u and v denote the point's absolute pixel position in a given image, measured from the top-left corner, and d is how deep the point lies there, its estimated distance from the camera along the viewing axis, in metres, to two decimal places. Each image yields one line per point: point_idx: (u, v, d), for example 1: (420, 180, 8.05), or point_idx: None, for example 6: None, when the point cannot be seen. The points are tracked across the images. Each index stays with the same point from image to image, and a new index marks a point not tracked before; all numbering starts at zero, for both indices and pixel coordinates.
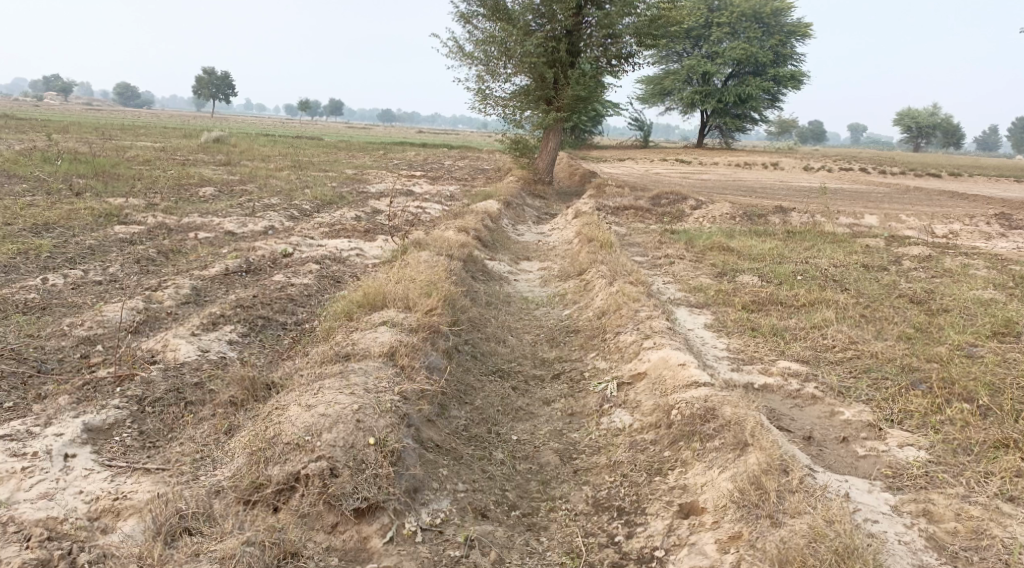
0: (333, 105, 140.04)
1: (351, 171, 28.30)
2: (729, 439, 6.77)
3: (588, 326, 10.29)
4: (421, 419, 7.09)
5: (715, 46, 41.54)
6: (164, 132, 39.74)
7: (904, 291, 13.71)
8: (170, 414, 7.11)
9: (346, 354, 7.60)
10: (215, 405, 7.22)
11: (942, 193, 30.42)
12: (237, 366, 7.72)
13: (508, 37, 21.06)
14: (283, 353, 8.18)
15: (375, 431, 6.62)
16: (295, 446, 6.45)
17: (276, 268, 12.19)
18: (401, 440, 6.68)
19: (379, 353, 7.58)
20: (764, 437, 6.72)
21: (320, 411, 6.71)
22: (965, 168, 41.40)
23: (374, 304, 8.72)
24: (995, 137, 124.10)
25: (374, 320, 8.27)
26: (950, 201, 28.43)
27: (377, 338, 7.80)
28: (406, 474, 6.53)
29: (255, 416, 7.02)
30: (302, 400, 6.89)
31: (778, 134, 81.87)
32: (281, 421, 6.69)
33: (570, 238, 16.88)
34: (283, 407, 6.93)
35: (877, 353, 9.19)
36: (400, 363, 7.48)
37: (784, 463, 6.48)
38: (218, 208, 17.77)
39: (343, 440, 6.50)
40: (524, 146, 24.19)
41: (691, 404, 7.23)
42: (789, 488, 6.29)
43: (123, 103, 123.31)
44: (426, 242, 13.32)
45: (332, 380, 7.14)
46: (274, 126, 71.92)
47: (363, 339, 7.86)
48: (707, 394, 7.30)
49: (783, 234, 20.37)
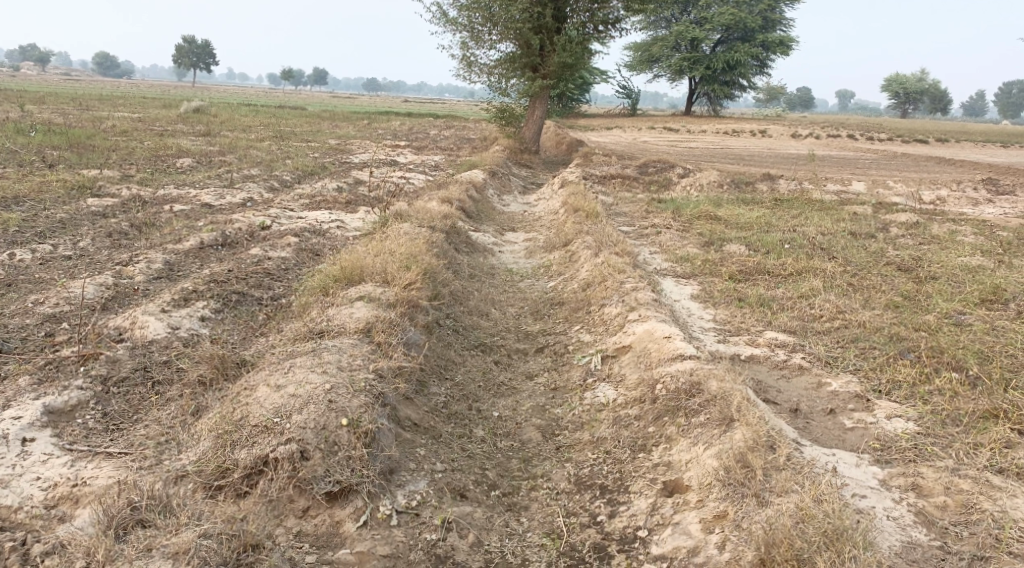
0: (318, 75, 138.50)
1: (334, 141, 27.93)
2: (715, 415, 6.62)
3: (573, 298, 10.12)
4: (398, 398, 6.93)
5: (703, 12, 41.04)
6: (144, 103, 39.18)
7: (892, 258, 13.57)
8: (136, 395, 6.92)
9: (320, 331, 7.41)
10: (183, 385, 7.02)
11: (929, 159, 30.26)
12: (208, 344, 7.54)
13: (492, 3, 20.68)
14: (256, 330, 7.99)
15: (348, 412, 6.45)
16: (263, 429, 6.27)
17: (253, 241, 11.96)
18: (376, 421, 6.51)
19: (354, 329, 7.39)
20: (750, 410, 6.57)
21: (289, 391, 6.56)
22: (953, 133, 41.27)
23: (351, 278, 8.52)
24: (983, 103, 124.00)
25: (351, 295, 8.07)
26: (938, 167, 28.30)
27: (353, 314, 7.61)
28: (381, 455, 6.37)
29: (223, 396, 6.83)
30: (272, 380, 6.72)
31: (766, 102, 81.48)
32: (248, 403, 6.54)
33: (556, 208, 16.67)
34: (251, 388, 6.76)
35: (865, 321, 9.06)
36: (376, 340, 7.29)
37: (771, 439, 6.34)
38: (196, 179, 17.47)
39: (314, 421, 6.32)
40: (510, 114, 23.85)
41: (676, 378, 7.09)
42: (776, 465, 6.15)
43: (104, 74, 121.63)
44: (407, 213, 13.09)
45: (305, 358, 6.96)
46: (258, 96, 71.07)
47: (338, 316, 7.67)
48: (692, 368, 7.15)
49: (771, 202, 20.21)
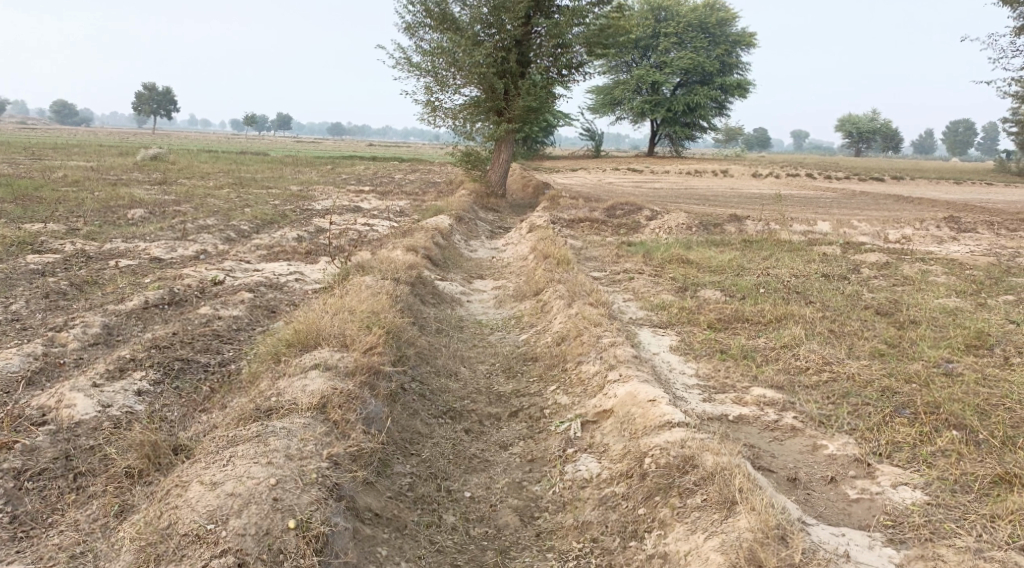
0: (281, 119, 137.92)
1: (296, 187, 27.29)
2: (714, 497, 6.02)
3: (546, 355, 9.52)
4: (356, 486, 6.25)
5: (663, 55, 41.22)
6: (101, 151, 38.25)
7: (869, 301, 13.18)
8: (55, 490, 6.24)
9: (269, 409, 6.72)
10: (109, 478, 6.36)
11: (890, 196, 30.34)
12: (142, 426, 6.85)
13: (455, 48, 20.32)
14: (198, 405, 7.32)
15: (296, 511, 5.78)
16: (194, 539, 5.59)
17: (203, 298, 11.28)
18: (329, 520, 5.84)
19: (308, 405, 6.71)
20: (752, 492, 6.00)
21: (226, 490, 5.82)
22: (910, 170, 41.74)
23: (306, 344, 7.85)
24: (934, 139, 126.80)
25: (305, 363, 7.39)
26: (900, 205, 28.33)
27: (306, 386, 6.92)
28: (335, 562, 5.72)
29: (152, 494, 6.15)
30: (208, 473, 6.02)
31: (727, 141, 82.35)
32: (179, 506, 5.80)
33: (524, 254, 16.14)
34: (185, 483, 6.02)
35: (854, 373, 8.55)
36: (331, 418, 6.62)
37: (781, 530, 5.77)
38: (148, 231, 16.73)
39: (254, 527, 5.64)
40: (475, 158, 23.40)
41: (666, 452, 6.49)
42: (791, 563, 5.58)
43: (62, 122, 120.03)
44: (369, 265, 12.46)
45: (249, 443, 6.27)
46: (218, 142, 70.28)
47: (289, 388, 6.99)
48: (683, 439, 6.55)
49: (740, 244, 19.88)
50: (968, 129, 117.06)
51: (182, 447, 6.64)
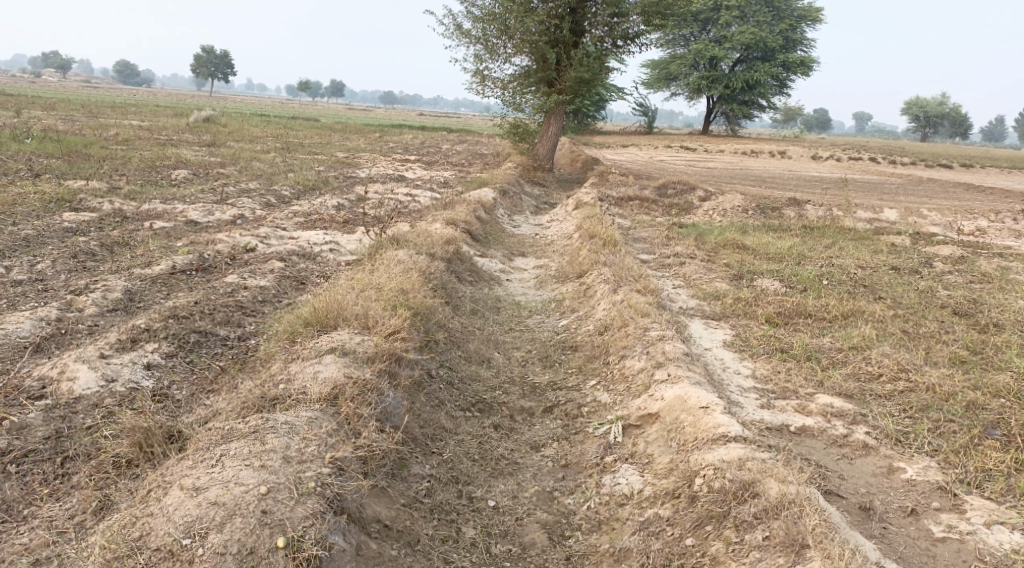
0: (335, 86, 138.03)
1: (342, 154, 26.72)
2: (779, 538, 5.37)
3: (587, 345, 8.79)
4: (364, 494, 5.72)
5: (724, 30, 39.75)
6: (156, 111, 38.10)
7: (942, 300, 12.17)
8: (38, 477, 5.79)
9: (273, 399, 6.18)
10: (96, 467, 5.86)
11: (958, 185, 28.83)
12: (140, 408, 6.32)
13: (507, 14, 19.45)
14: (206, 385, 6.73)
15: (288, 528, 5.28)
16: (166, 556, 5.13)
17: (233, 265, 10.73)
18: (325, 538, 5.32)
19: (317, 397, 6.16)
20: (826, 535, 5.35)
21: (209, 499, 5.34)
22: (981, 158, 39.82)
23: (324, 322, 7.21)
24: (1002, 128, 122.28)
25: (320, 345, 6.79)
26: (970, 194, 26.86)
27: (317, 375, 6.35)
28: None
29: (134, 493, 5.65)
30: (191, 477, 5.52)
31: (785, 122, 80.04)
32: (153, 514, 5.35)
33: (570, 231, 15.37)
34: (166, 485, 5.56)
35: (932, 384, 7.69)
36: (340, 412, 6.06)
37: None
38: (187, 192, 16.27)
39: (236, 544, 5.16)
40: (524, 130, 22.55)
41: (720, 475, 5.81)
42: None
43: (123, 81, 121.43)
44: (405, 237, 11.81)
45: (244, 441, 5.74)
46: (271, 107, 70.27)
47: (300, 375, 6.44)
48: (740, 459, 5.88)
49: (800, 230, 18.86)
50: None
51: (177, 435, 6.08)
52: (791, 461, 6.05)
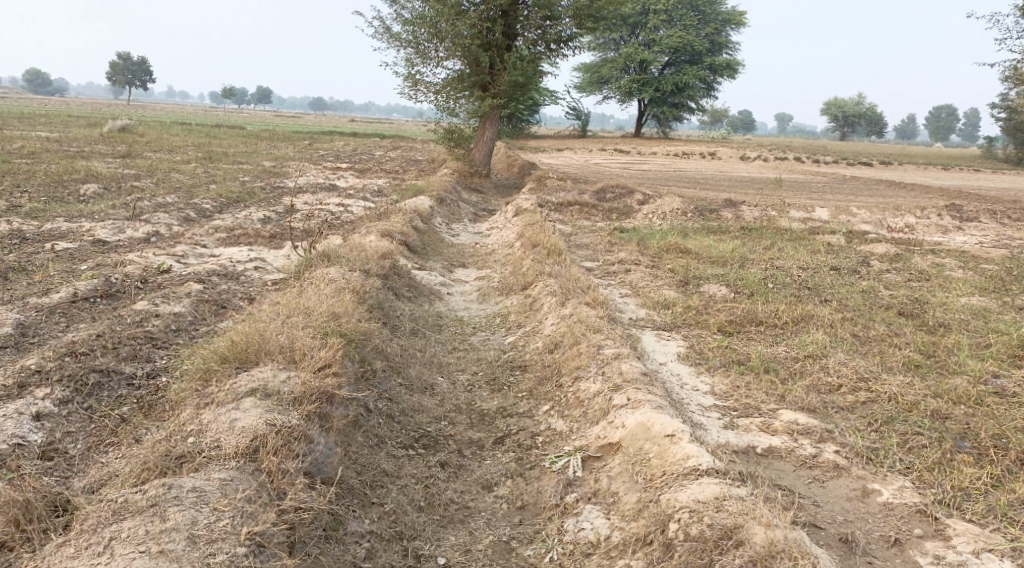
0: (261, 93, 135.24)
1: (269, 163, 25.74)
2: None
3: (537, 365, 8.32)
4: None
5: (652, 34, 39.78)
6: (66, 122, 36.28)
7: (887, 301, 11.97)
8: None
9: (179, 456, 5.71)
10: None
11: (882, 182, 29.23)
12: (25, 470, 5.91)
13: (438, 17, 18.86)
14: (102, 438, 6.32)
15: None
16: None
17: (145, 290, 9.94)
18: None
19: (233, 453, 5.70)
20: None
21: None
22: (902, 155, 40.63)
23: (244, 358, 6.63)
24: (916, 126, 126.32)
25: (238, 389, 6.26)
26: (895, 190, 27.23)
27: (234, 426, 5.88)
28: None
29: None
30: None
31: (713, 122, 80.95)
32: None
33: (510, 240, 14.84)
34: None
35: (894, 393, 7.29)
36: (262, 469, 5.62)
37: None
38: (98, 209, 15.26)
39: None
40: (458, 135, 21.96)
41: (695, 521, 5.50)
42: None
43: (37, 91, 116.83)
44: (337, 252, 11.14)
45: (140, 519, 5.23)
46: (194, 115, 68.17)
47: (214, 425, 5.95)
48: (717, 499, 5.57)
49: (738, 232, 18.68)
50: (950, 116, 116.55)
51: (65, 505, 5.63)
52: (771, 496, 5.76)
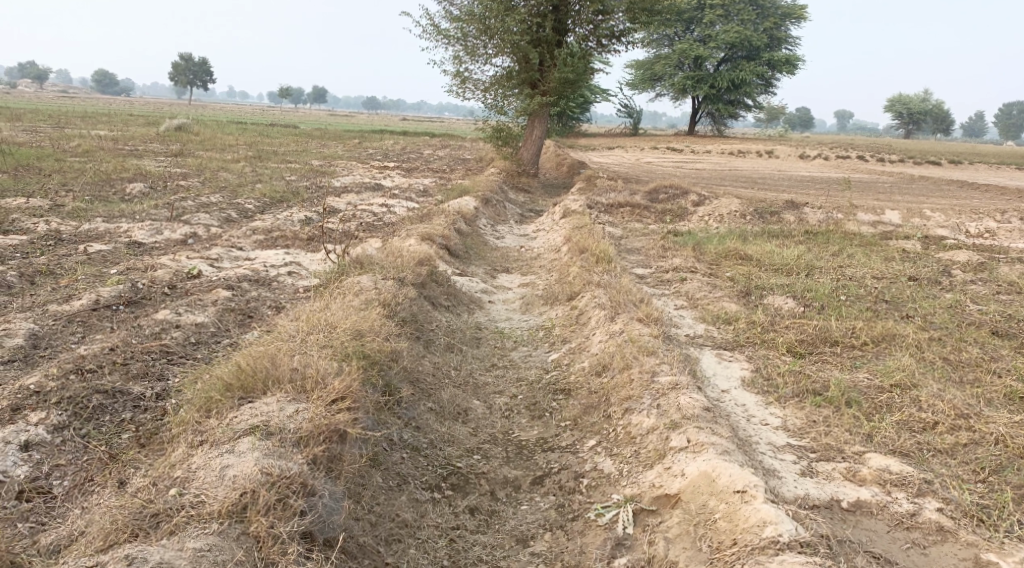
0: (317, 92, 136.26)
1: (317, 162, 25.20)
2: None
3: (583, 390, 7.44)
4: None
5: (708, 29, 38.52)
6: (125, 121, 36.34)
7: (974, 319, 10.83)
8: None
9: (154, 513, 5.16)
10: None
11: (952, 182, 27.67)
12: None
13: (487, 13, 18.07)
14: (90, 475, 5.69)
15: None
16: None
17: (171, 297, 9.28)
18: None
19: (216, 512, 5.14)
20: None
21: None
22: (969, 155, 38.79)
23: (248, 388, 6.07)
24: (983, 124, 122.16)
25: (237, 428, 5.69)
26: (968, 192, 25.70)
27: (224, 475, 5.33)
28: None
29: None
30: None
31: (770, 121, 78.94)
32: None
33: (558, 243, 13.98)
34: None
35: (1001, 435, 6.44)
36: (250, 532, 5.09)
37: None
38: (139, 208, 14.76)
39: None
40: (507, 134, 21.11)
41: None
42: None
43: (103, 91, 119.22)
44: (372, 258, 10.40)
45: None
46: (250, 114, 68.50)
47: (202, 473, 5.40)
48: None
49: (802, 236, 17.55)
50: (1018, 115, 112.37)
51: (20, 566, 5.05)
52: None
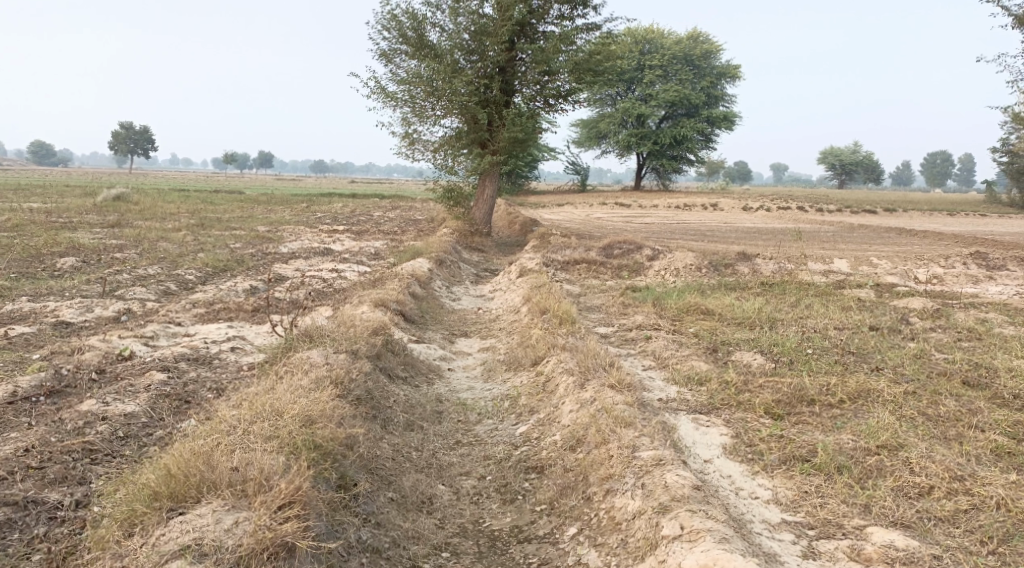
0: (262, 157, 135.19)
1: (262, 228, 24.51)
2: None
3: (557, 467, 6.93)
4: None
5: (648, 88, 39.01)
6: (61, 191, 35.16)
7: (943, 368, 10.58)
8: None
9: None
10: None
11: (892, 229, 28.07)
12: None
13: (433, 75, 17.83)
14: None
15: None
16: None
17: (99, 384, 8.63)
18: None
19: None
20: None
21: None
22: (905, 202, 39.68)
23: (180, 496, 5.72)
24: (910, 172, 126.24)
25: (164, 551, 5.37)
26: (907, 238, 26.05)
27: None
28: None
29: None
30: None
31: (712, 174, 80.13)
32: None
33: (516, 304, 13.54)
34: None
35: (1002, 498, 6.07)
36: None
37: None
38: (70, 285, 13.95)
39: None
40: (458, 194, 20.75)
41: None
42: None
43: (41, 162, 116.76)
44: (321, 329, 9.81)
45: None
46: (193, 180, 67.23)
47: None
48: None
49: (758, 288, 17.37)
50: (945, 162, 116.31)
51: None
52: None
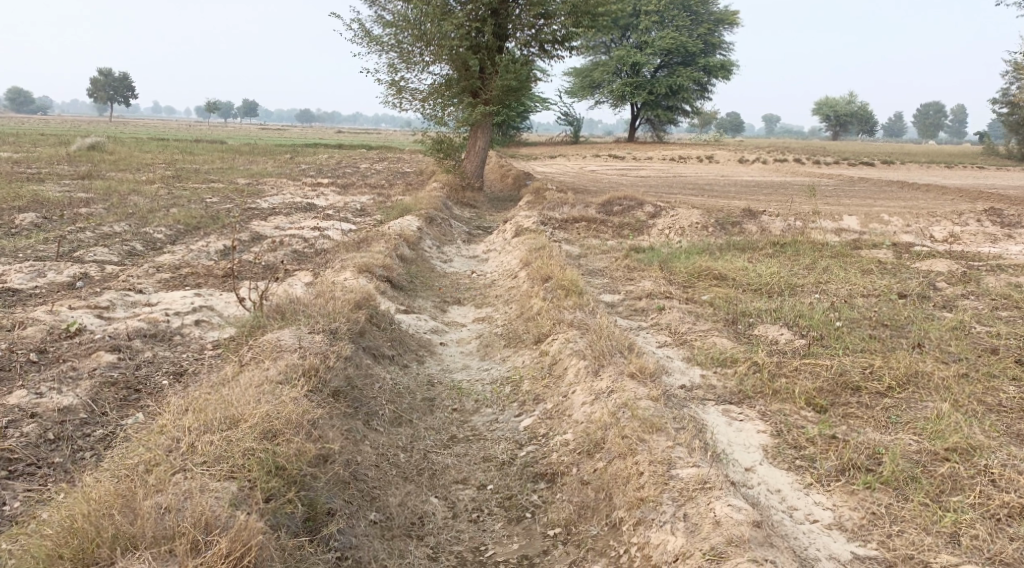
0: (247, 106, 132.24)
1: (243, 181, 23.06)
2: None
3: (573, 481, 5.95)
4: None
5: (644, 36, 37.34)
6: (35, 140, 33.39)
7: (990, 348, 9.46)
8: None
9: None
10: None
11: (896, 183, 26.84)
12: None
13: (422, 18, 16.38)
14: None
15: None
16: None
17: (39, 369, 7.42)
18: None
19: None
20: None
21: None
22: (902, 155, 38.44)
23: (89, 557, 4.76)
24: (902, 124, 124.52)
25: None
26: (912, 193, 24.86)
27: None
28: None
29: None
30: None
31: (704, 124, 78.35)
32: None
33: (513, 267, 12.35)
34: None
35: None
36: None
37: None
38: (25, 244, 12.62)
39: None
40: (448, 145, 19.37)
41: None
42: None
43: (21, 110, 113.92)
44: (295, 302, 8.58)
45: None
46: (174, 129, 65.10)
47: None
48: None
49: (770, 248, 16.20)
50: (938, 114, 114.71)
51: None
52: None
